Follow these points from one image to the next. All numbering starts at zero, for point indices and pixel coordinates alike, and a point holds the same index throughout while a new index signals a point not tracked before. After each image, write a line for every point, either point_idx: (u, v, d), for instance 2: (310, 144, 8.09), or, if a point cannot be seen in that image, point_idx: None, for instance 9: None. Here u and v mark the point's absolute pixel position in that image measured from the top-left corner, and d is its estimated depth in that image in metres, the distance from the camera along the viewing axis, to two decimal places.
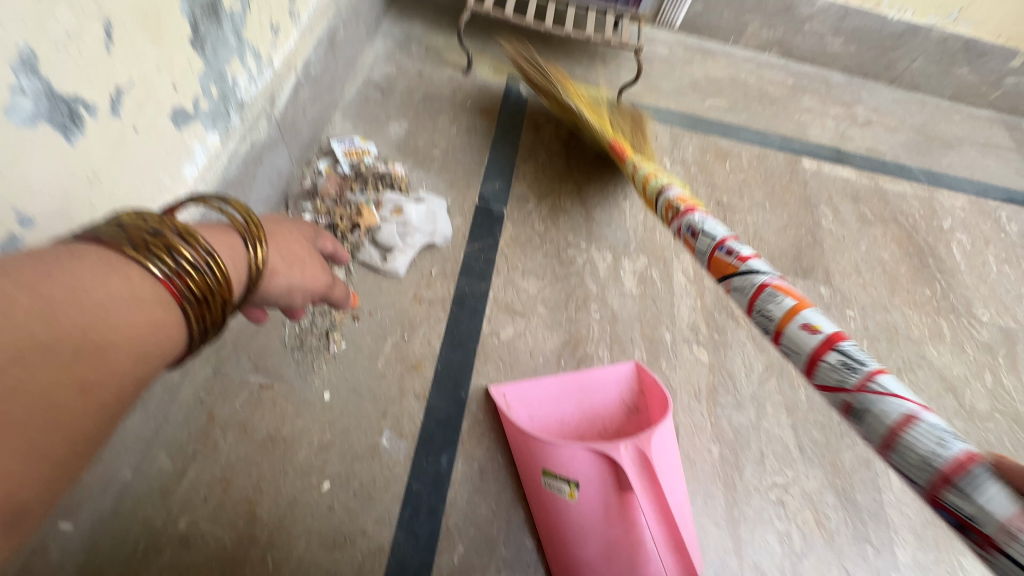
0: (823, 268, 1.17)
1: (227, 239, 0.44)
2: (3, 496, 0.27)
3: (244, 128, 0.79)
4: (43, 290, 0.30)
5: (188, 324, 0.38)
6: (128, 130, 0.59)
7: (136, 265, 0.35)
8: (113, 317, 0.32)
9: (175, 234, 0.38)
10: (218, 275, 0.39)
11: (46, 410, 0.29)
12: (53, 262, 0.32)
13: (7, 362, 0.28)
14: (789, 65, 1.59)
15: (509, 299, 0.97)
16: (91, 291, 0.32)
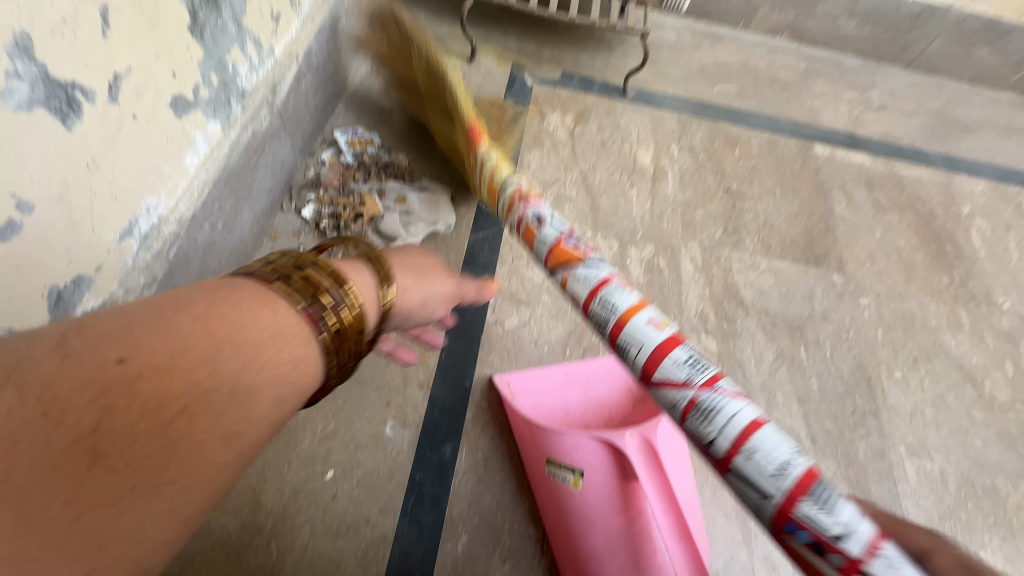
0: (836, 255, 1.14)
1: (360, 270, 0.47)
2: (149, 530, 0.30)
3: (246, 116, 0.79)
4: (211, 331, 0.34)
5: (326, 356, 0.40)
6: (127, 117, 0.59)
7: (282, 298, 0.38)
8: (262, 358, 0.35)
9: (313, 268, 0.41)
10: (352, 313, 0.42)
11: (198, 461, 0.32)
12: (223, 300, 0.36)
13: (172, 412, 0.31)
14: (801, 50, 1.55)
15: (514, 289, 0.96)
16: (249, 328, 0.35)
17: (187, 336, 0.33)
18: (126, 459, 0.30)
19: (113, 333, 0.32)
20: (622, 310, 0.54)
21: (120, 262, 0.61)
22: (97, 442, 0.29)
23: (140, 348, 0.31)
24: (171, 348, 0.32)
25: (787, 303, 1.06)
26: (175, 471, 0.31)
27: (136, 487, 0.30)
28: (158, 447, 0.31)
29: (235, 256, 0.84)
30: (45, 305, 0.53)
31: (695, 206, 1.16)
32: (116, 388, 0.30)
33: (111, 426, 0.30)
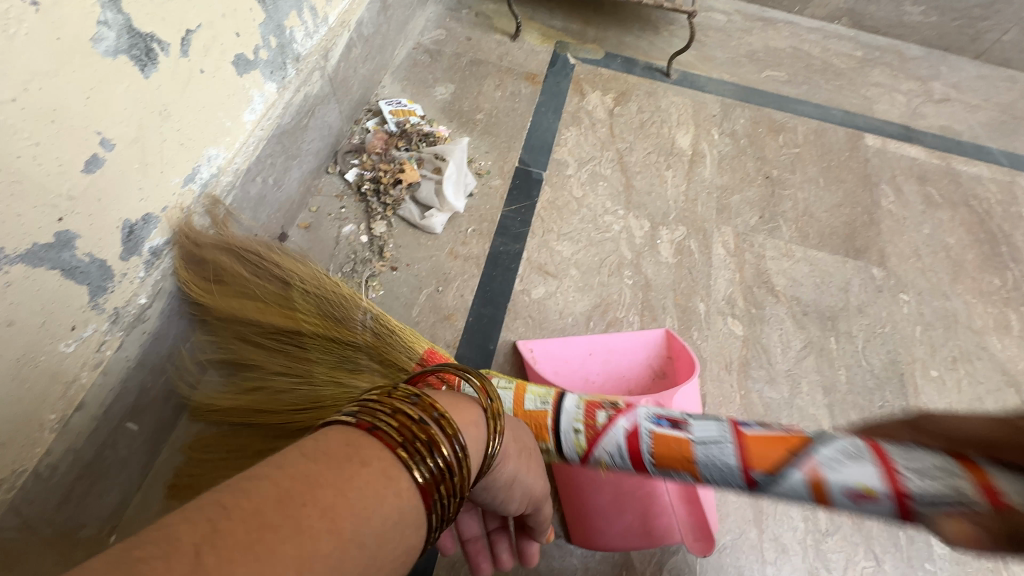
0: (878, 249, 1.11)
1: (471, 414, 0.40)
2: None
3: (299, 79, 0.84)
4: (336, 529, 0.27)
5: (427, 535, 0.34)
6: (195, 70, 0.64)
7: (403, 467, 0.33)
8: (376, 563, 0.29)
9: (436, 424, 0.36)
10: (463, 473, 0.36)
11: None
12: (334, 465, 0.30)
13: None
14: (860, 37, 1.48)
15: (542, 261, 0.98)
16: (370, 519, 0.29)
17: (316, 541, 0.26)
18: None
19: (249, 536, 0.25)
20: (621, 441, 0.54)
21: (182, 204, 0.67)
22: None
23: (272, 565, 0.25)
24: (296, 562, 0.25)
25: (821, 293, 1.03)
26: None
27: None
28: None
29: (282, 212, 0.90)
30: (118, 236, 0.60)
31: (732, 191, 1.14)
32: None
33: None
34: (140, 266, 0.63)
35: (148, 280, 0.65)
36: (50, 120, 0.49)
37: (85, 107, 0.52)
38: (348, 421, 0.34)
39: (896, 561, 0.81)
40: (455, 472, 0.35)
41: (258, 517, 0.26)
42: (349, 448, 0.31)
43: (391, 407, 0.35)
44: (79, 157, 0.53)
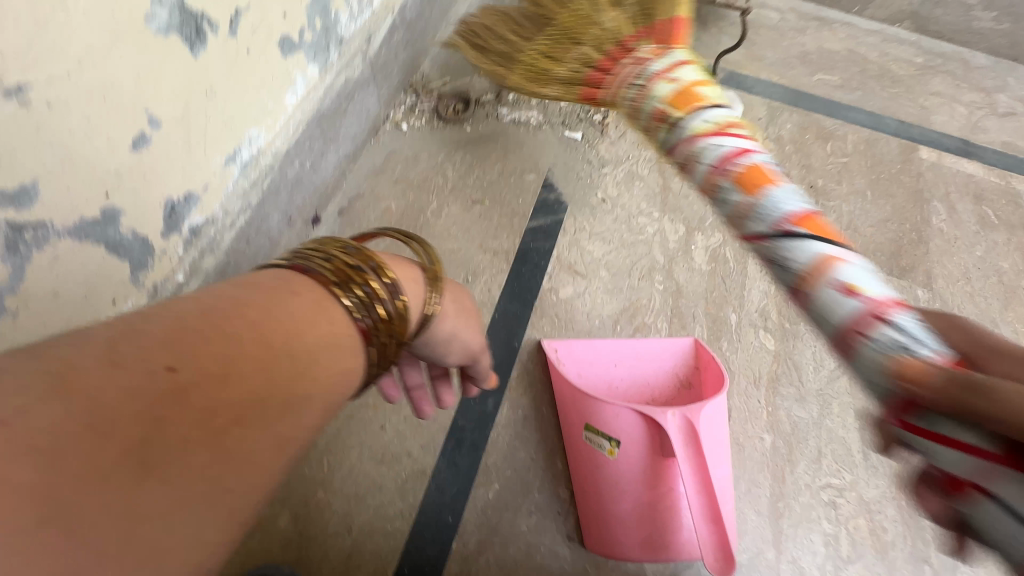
0: (924, 269, 1.06)
1: (410, 273, 0.48)
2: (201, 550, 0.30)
3: (341, 63, 0.83)
4: (265, 333, 0.35)
5: (369, 365, 0.43)
6: (242, 51, 0.64)
7: (333, 297, 0.41)
8: (317, 367, 0.37)
9: (369, 270, 0.43)
10: (396, 319, 0.44)
11: (246, 467, 0.32)
12: (275, 298, 0.38)
13: (227, 419, 0.32)
14: (921, 42, 1.40)
15: (573, 260, 0.97)
16: (304, 334, 0.37)
17: (268, 343, 0.35)
18: (181, 454, 0.29)
19: (214, 350, 0.33)
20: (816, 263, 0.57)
21: (223, 184, 0.66)
22: (146, 453, 0.28)
23: (236, 361, 0.33)
24: (224, 359, 0.33)
25: None
26: (231, 478, 0.31)
27: (191, 513, 0.29)
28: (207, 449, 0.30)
29: (317, 195, 0.90)
30: (161, 214, 0.60)
31: None
32: (165, 396, 0.30)
33: (160, 429, 0.29)
34: (180, 245, 0.63)
35: (186, 258, 0.64)
36: (101, 96, 0.50)
37: (135, 84, 0.52)
38: (288, 266, 0.42)
39: None
40: (384, 311, 0.43)
41: (224, 338, 0.33)
42: (283, 283, 0.40)
43: (326, 257, 0.43)
44: (127, 134, 0.53)
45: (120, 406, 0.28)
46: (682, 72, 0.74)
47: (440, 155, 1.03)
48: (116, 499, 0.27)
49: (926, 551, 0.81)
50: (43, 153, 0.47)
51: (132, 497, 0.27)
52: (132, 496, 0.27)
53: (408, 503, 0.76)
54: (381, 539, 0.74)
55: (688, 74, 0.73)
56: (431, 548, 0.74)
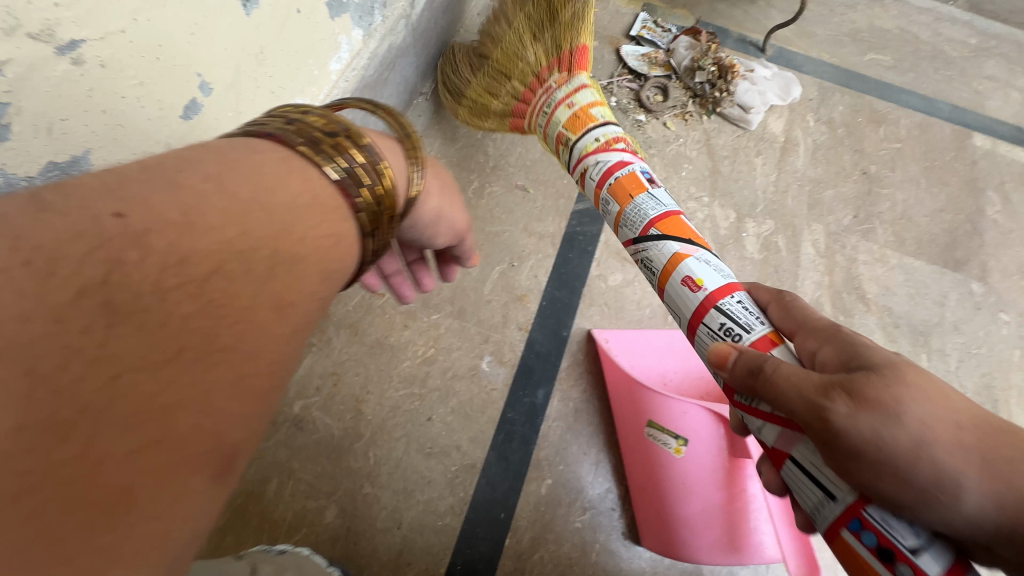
0: (979, 262, 1.02)
1: (391, 146, 0.44)
2: (220, 427, 0.28)
3: (386, 27, 0.74)
4: (229, 192, 0.32)
5: (362, 237, 0.39)
6: (293, 10, 0.58)
7: (311, 163, 0.36)
8: (298, 227, 0.34)
9: (344, 135, 0.38)
10: (386, 185, 0.39)
11: (248, 327, 0.31)
12: (235, 158, 0.34)
13: (204, 275, 0.29)
14: (976, 21, 1.32)
15: (621, 246, 0.93)
16: (275, 194, 0.33)
17: (243, 208, 0.32)
18: (162, 315, 0.28)
19: (183, 218, 0.30)
20: (666, 265, 0.58)
21: None
22: (111, 294, 0.27)
23: (204, 221, 0.30)
24: (183, 206, 0.30)
25: (915, 305, 0.96)
26: (227, 337, 0.30)
27: (193, 378, 0.28)
28: (199, 313, 0.29)
29: None
30: None
31: (826, 185, 1.05)
32: (116, 246, 0.27)
33: (125, 280, 0.27)
34: None
35: None
36: (154, 56, 0.44)
37: (190, 44, 0.47)
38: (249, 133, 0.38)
39: None
40: (367, 182, 0.38)
41: (199, 204, 0.31)
42: (244, 149, 0.35)
43: (292, 123, 0.38)
44: (179, 101, 0.47)
45: (64, 249, 0.26)
46: (588, 111, 0.74)
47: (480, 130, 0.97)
48: (110, 368, 0.26)
49: None
50: (93, 121, 0.42)
51: (126, 365, 0.26)
52: (129, 363, 0.26)
53: (458, 498, 0.73)
54: (431, 535, 0.71)
55: (585, 100, 0.74)
56: (483, 545, 0.71)
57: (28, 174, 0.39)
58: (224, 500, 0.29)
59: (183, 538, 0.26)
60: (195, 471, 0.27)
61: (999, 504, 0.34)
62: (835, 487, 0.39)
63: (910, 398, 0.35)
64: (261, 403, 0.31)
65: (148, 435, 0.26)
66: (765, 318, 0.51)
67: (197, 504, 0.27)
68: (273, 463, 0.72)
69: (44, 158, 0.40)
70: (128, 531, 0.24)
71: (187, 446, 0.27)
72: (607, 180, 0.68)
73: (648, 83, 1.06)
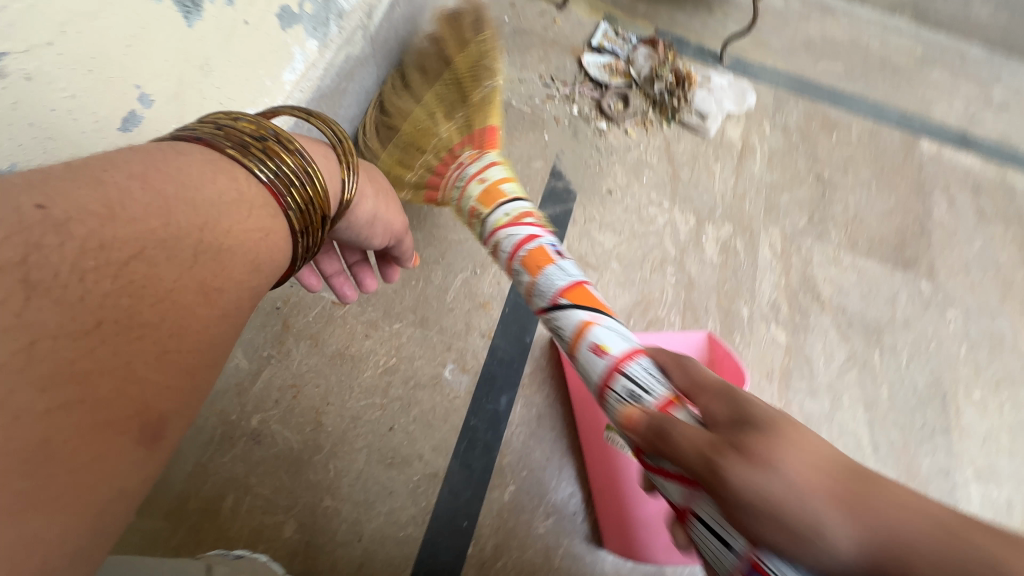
0: (927, 261, 1.06)
1: (323, 150, 0.45)
2: (147, 398, 0.29)
3: (342, 38, 0.75)
4: (155, 187, 0.32)
5: (292, 234, 0.41)
6: (239, 22, 0.57)
7: (239, 166, 0.38)
8: (225, 222, 0.35)
9: (273, 140, 0.40)
10: (315, 188, 0.41)
11: (173, 308, 0.31)
12: (161, 159, 0.34)
13: (127, 257, 0.30)
14: (921, 32, 1.38)
15: (583, 252, 0.94)
16: (201, 192, 0.34)
17: (168, 202, 0.32)
18: (80, 292, 0.28)
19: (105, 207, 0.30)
20: (572, 331, 0.55)
21: None
22: (28, 270, 0.26)
23: (128, 205, 0.30)
24: (105, 197, 0.30)
25: (867, 304, 1.00)
26: (149, 315, 0.30)
27: (115, 350, 0.28)
28: (128, 301, 0.29)
29: None
30: None
31: (782, 189, 1.08)
32: (37, 229, 0.27)
33: (42, 260, 0.27)
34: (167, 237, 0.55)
35: None
36: (86, 69, 0.44)
37: (125, 56, 0.46)
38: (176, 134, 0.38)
39: None
40: (292, 182, 0.40)
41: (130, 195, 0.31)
42: (167, 147, 0.36)
43: (220, 126, 0.40)
44: (115, 114, 0.47)
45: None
46: (498, 185, 0.68)
47: None
48: (25, 334, 0.26)
49: None
50: (19, 133, 0.41)
51: (44, 331, 0.26)
52: (47, 331, 0.26)
53: (421, 508, 0.72)
54: (393, 546, 0.70)
55: (497, 174, 0.68)
56: (446, 554, 0.71)
57: None
58: (154, 465, 0.30)
59: (108, 493, 0.28)
60: (118, 433, 0.28)
61: (873, 549, 0.32)
62: (731, 536, 0.37)
63: (788, 458, 0.35)
64: (191, 379, 0.32)
65: (65, 405, 0.26)
66: (668, 380, 0.47)
67: (116, 467, 0.28)
68: (229, 479, 0.71)
69: None
70: (43, 487, 0.25)
71: (106, 411, 0.28)
72: (517, 250, 0.62)
73: (609, 92, 1.08)
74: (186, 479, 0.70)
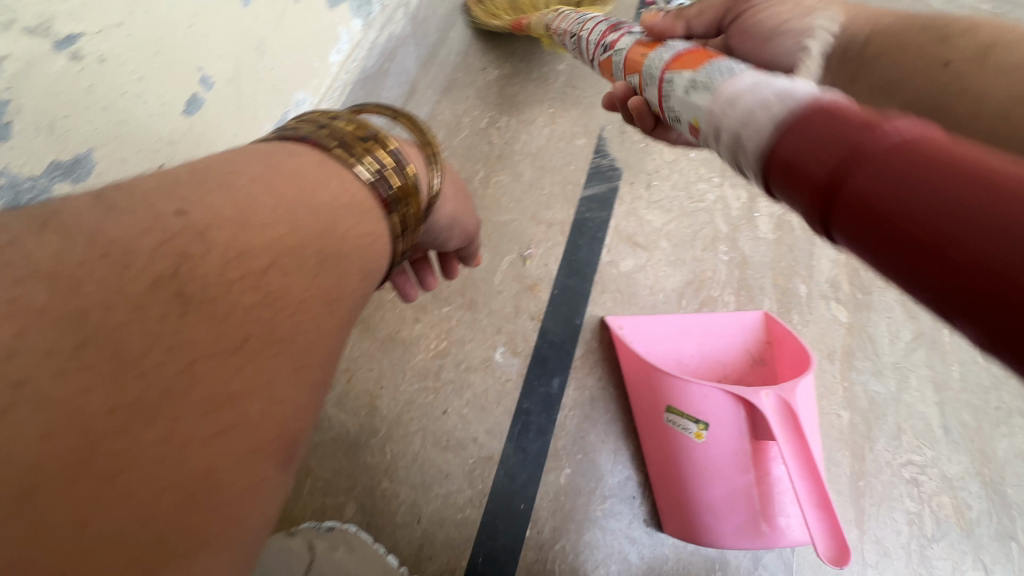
0: None
1: (413, 150, 0.42)
2: (284, 419, 0.29)
3: (384, 17, 0.73)
4: (280, 189, 0.33)
5: (393, 237, 0.38)
6: (291, 0, 0.56)
7: (346, 167, 0.36)
8: (340, 226, 0.34)
9: (374, 138, 0.38)
10: (412, 185, 0.39)
11: (301, 321, 0.31)
12: (279, 163, 0.34)
13: (263, 266, 0.31)
14: None
15: (631, 231, 0.91)
16: (319, 192, 0.34)
17: (292, 208, 0.33)
18: (228, 306, 0.29)
19: (236, 214, 0.31)
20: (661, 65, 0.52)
21: None
22: (183, 287, 0.28)
23: (256, 212, 0.31)
24: (238, 203, 0.31)
25: None
26: (285, 328, 0.31)
27: (256, 369, 0.29)
28: (261, 314, 0.30)
29: None
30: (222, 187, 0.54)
31: None
32: (184, 238, 0.29)
33: (193, 274, 0.29)
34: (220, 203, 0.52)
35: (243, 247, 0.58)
36: (154, 51, 0.44)
37: (188, 37, 0.46)
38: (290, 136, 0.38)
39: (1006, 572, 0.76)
40: (390, 184, 0.37)
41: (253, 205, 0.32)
42: (281, 151, 0.36)
43: (326, 123, 0.38)
44: (180, 98, 0.47)
45: (135, 243, 0.28)
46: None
47: (483, 119, 0.96)
48: (185, 355, 0.27)
49: (1012, 527, 0.78)
50: (96, 117, 0.41)
51: (197, 352, 0.27)
52: (206, 349, 0.28)
53: (477, 490, 0.72)
54: (451, 527, 0.71)
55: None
56: (503, 536, 0.71)
57: (31, 174, 0.38)
58: (290, 484, 0.30)
59: (256, 521, 0.27)
60: (263, 457, 0.28)
61: None
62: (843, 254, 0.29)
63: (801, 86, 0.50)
64: (316, 393, 0.32)
65: (223, 428, 0.27)
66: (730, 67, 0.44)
67: (264, 489, 0.27)
68: None
69: (47, 158, 0.39)
70: (210, 517, 0.25)
71: (257, 434, 0.28)
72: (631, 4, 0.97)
73: None
74: None
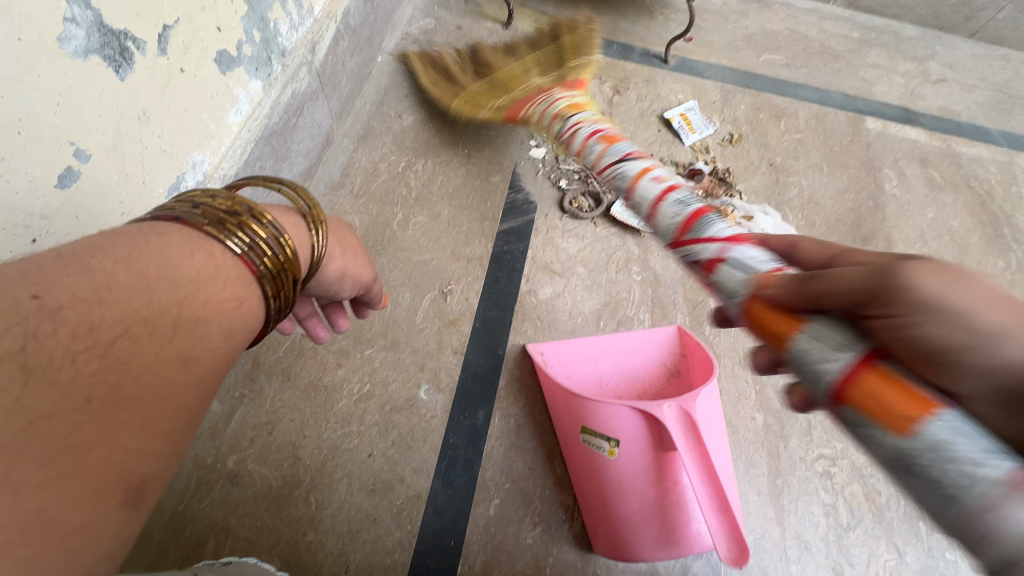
0: (884, 234, 1.10)
1: (293, 217, 0.44)
2: (128, 462, 0.29)
3: (286, 76, 0.76)
4: (138, 268, 0.32)
5: (266, 301, 0.39)
6: (175, 70, 0.58)
7: (214, 242, 0.36)
8: (202, 294, 0.34)
9: (248, 214, 0.38)
10: (289, 253, 0.39)
11: (155, 379, 0.31)
12: (144, 242, 0.33)
13: (113, 336, 0.29)
14: (855, 17, 1.44)
15: (548, 259, 0.95)
16: (180, 267, 0.34)
17: (147, 278, 0.32)
18: (75, 371, 0.28)
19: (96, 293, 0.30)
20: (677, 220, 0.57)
21: None
22: (29, 358, 0.27)
23: (113, 280, 0.31)
24: (94, 283, 0.30)
25: None
26: (133, 386, 0.30)
27: (103, 425, 0.28)
28: (112, 378, 0.29)
29: None
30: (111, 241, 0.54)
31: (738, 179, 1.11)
32: (33, 321, 0.27)
33: (41, 346, 0.27)
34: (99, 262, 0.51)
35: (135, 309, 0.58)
36: (16, 131, 0.45)
37: (54, 115, 0.47)
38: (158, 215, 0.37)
39: (917, 551, 0.80)
40: (261, 254, 0.38)
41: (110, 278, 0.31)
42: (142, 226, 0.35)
43: (198, 203, 0.38)
44: (50, 172, 0.48)
45: None
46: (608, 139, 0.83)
47: (400, 163, 0.99)
48: (24, 416, 0.26)
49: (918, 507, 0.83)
50: None
51: (40, 412, 0.26)
52: (44, 410, 0.26)
53: (406, 531, 0.72)
54: (381, 574, 0.70)
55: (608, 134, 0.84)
56: None
57: None
58: (135, 528, 0.29)
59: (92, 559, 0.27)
60: (104, 498, 0.27)
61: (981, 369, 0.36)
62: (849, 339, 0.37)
63: (923, 274, 0.37)
64: (168, 441, 0.31)
65: (63, 474, 0.26)
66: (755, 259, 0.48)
67: (103, 528, 0.27)
68: (208, 523, 0.70)
69: None
70: (42, 553, 0.25)
71: (96, 477, 0.27)
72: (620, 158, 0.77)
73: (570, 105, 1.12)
74: (164, 528, 0.69)
